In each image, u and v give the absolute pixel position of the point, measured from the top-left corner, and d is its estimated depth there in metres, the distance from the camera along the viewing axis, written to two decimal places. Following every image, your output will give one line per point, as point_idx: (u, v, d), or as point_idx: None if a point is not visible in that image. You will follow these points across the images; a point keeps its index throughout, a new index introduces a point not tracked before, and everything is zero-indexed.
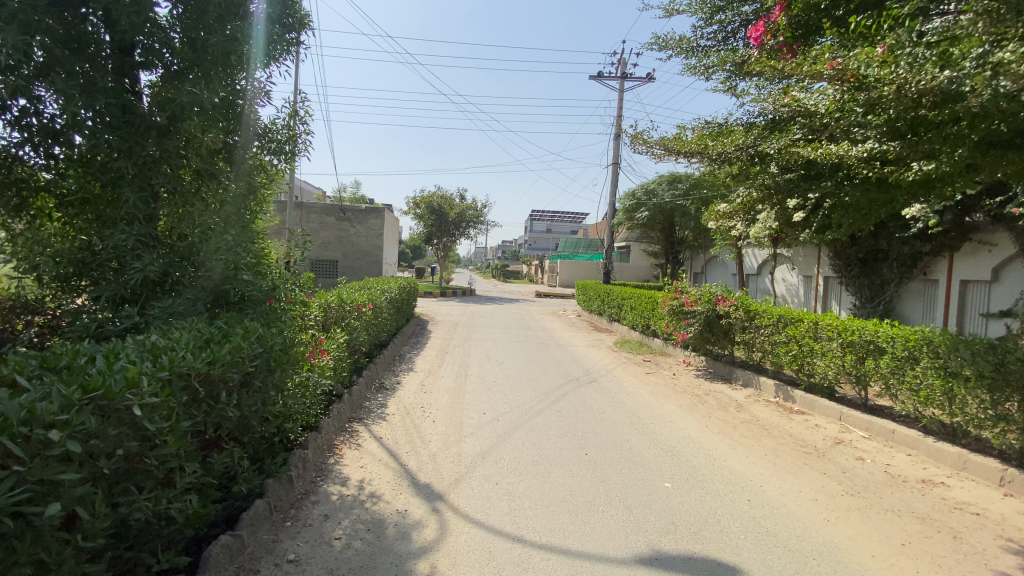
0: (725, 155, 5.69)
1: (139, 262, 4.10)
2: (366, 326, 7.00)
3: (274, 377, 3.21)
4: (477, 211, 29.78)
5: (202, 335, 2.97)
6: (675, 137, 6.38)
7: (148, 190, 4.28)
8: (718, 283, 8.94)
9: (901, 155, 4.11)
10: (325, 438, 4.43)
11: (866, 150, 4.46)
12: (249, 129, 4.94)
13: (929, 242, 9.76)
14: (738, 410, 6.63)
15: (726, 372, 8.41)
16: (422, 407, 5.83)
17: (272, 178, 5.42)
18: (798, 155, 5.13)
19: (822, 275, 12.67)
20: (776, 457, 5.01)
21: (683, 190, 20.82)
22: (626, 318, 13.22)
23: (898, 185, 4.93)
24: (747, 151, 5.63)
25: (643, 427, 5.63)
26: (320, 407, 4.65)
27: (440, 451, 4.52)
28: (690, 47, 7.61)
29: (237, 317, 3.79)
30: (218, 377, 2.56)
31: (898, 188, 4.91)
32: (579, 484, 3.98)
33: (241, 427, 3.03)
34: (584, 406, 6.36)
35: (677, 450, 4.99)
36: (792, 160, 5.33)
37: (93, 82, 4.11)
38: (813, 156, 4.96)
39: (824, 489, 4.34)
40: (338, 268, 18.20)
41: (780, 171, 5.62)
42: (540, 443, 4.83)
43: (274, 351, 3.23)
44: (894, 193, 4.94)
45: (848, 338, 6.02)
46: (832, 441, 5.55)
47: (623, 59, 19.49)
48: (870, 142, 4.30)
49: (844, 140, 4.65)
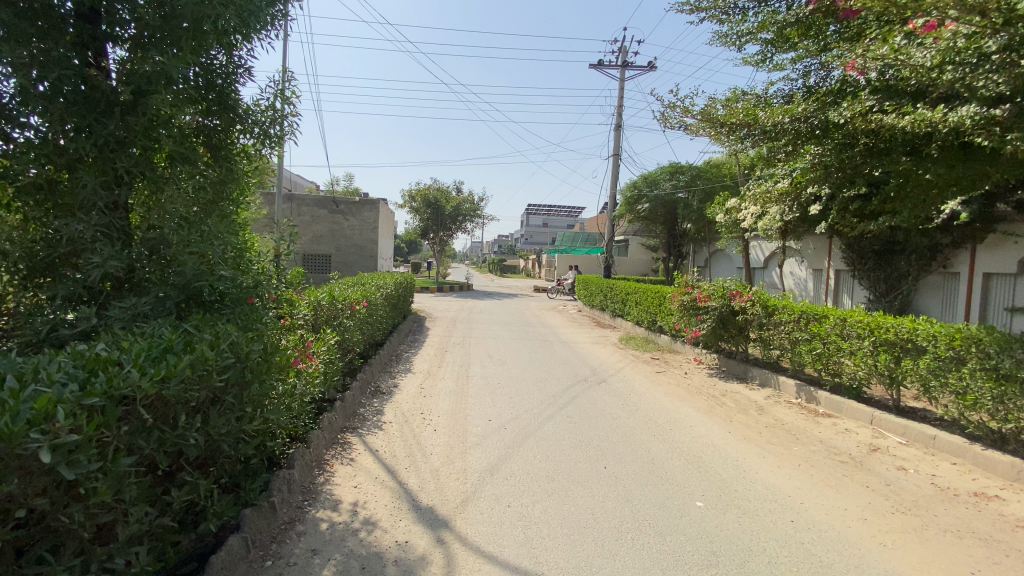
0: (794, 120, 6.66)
1: (98, 255, 3.55)
2: (360, 325, 6.50)
3: (251, 391, 2.73)
4: (474, 204, 29.08)
5: (160, 343, 2.48)
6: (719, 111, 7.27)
7: (111, 175, 3.76)
8: (732, 278, 8.48)
9: (1007, 120, 4.71)
10: (315, 453, 3.95)
11: (968, 118, 4.95)
12: (230, 110, 4.50)
13: (950, 233, 9.35)
14: (760, 413, 6.20)
15: (741, 371, 7.99)
16: (422, 414, 5.35)
17: (257, 165, 4.90)
18: (886, 122, 5.59)
19: (834, 268, 12.25)
20: (812, 468, 4.58)
21: (685, 182, 20.30)
22: (631, 313, 12.79)
23: (981, 161, 5.67)
24: (811, 121, 6.57)
25: (662, 434, 5.17)
26: (308, 418, 4.16)
27: (443, 466, 4.05)
28: (725, 8, 7.58)
29: (207, 318, 3.27)
30: (175, 398, 2.09)
31: (983, 164, 5.66)
32: (601, 505, 3.54)
33: (209, 452, 2.55)
34: (595, 410, 5.90)
35: (704, 460, 4.55)
36: (864, 126, 5.95)
37: (47, 53, 3.60)
38: (902, 122, 5.42)
39: (870, 507, 3.93)
40: (331, 263, 17.70)
41: (837, 147, 6.58)
42: (553, 455, 4.37)
43: (251, 361, 2.76)
44: (975, 169, 5.70)
45: (883, 336, 5.58)
46: (868, 449, 5.12)
47: (624, 47, 18.96)
48: (975, 107, 4.87)
49: (940, 108, 5.13)
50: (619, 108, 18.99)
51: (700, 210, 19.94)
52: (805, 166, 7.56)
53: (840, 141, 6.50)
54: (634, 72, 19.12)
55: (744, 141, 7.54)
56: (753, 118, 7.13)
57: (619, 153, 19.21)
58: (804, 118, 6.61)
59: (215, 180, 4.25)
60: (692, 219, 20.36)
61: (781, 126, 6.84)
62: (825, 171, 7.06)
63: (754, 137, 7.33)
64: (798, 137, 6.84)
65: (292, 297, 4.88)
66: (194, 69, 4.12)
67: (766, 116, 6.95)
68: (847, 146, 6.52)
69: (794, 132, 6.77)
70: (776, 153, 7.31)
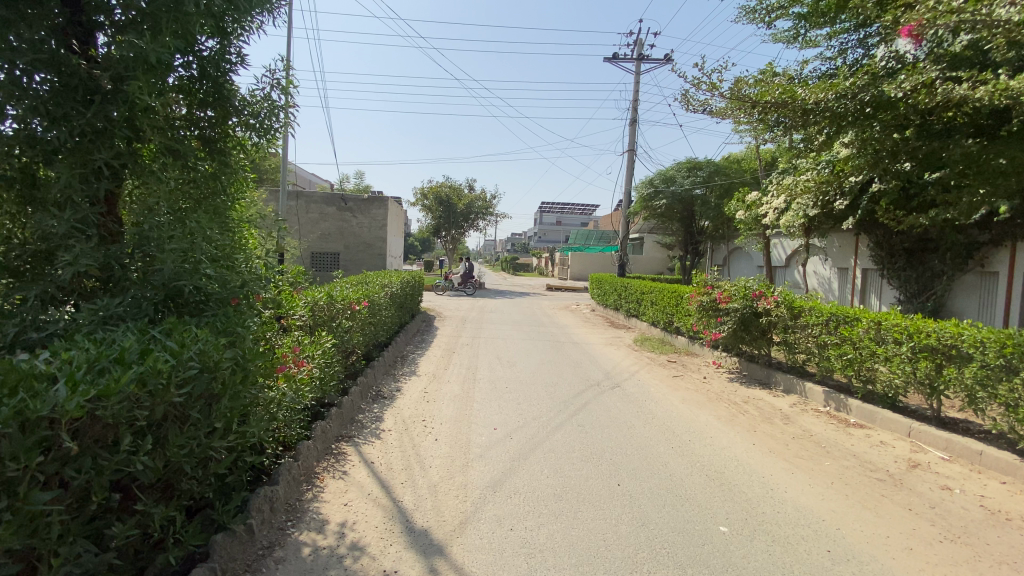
0: (838, 98, 6.18)
1: (68, 251, 3.25)
2: (361, 327, 6.21)
3: (221, 405, 2.45)
4: (485, 202, 28.73)
5: (114, 355, 2.17)
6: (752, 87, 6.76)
7: (89, 167, 3.46)
8: (754, 278, 8.03)
9: None
10: (304, 465, 3.66)
11: None
12: (226, 101, 4.19)
13: (988, 230, 8.87)
14: (785, 422, 5.78)
15: (764, 376, 7.56)
16: (424, 421, 5.05)
17: (255, 158, 4.62)
18: (960, 93, 5.30)
19: (860, 267, 11.72)
20: (848, 488, 4.16)
21: (703, 177, 19.57)
22: (647, 313, 12.37)
23: None
24: (856, 99, 6.11)
25: (681, 447, 4.80)
26: (298, 428, 3.88)
27: (441, 481, 3.73)
28: None
29: (182, 321, 2.98)
30: (116, 418, 1.87)
31: None
32: (614, 530, 3.20)
33: (169, 473, 2.28)
34: (607, 418, 5.55)
35: (730, 478, 4.16)
36: (928, 99, 5.61)
37: (19, 36, 3.29)
38: (980, 93, 5.13)
39: (918, 535, 3.52)
40: (340, 261, 17.53)
41: (889, 128, 6.17)
42: (563, 469, 4.03)
43: (222, 371, 2.46)
44: None
45: (922, 342, 5.14)
46: (906, 465, 4.70)
47: (639, 40, 18.50)
48: None
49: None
50: (635, 103, 18.54)
51: (717, 206, 19.30)
52: (840, 152, 7.08)
53: (891, 121, 6.10)
54: (649, 65, 18.60)
55: (773, 126, 7.00)
56: (789, 96, 6.49)
57: (634, 149, 18.71)
58: (850, 94, 6.13)
59: (202, 175, 3.98)
60: (709, 216, 19.80)
61: (817, 114, 6.42)
62: (873, 153, 6.56)
63: (784, 120, 6.76)
64: (837, 119, 6.35)
65: (288, 295, 4.74)
66: (178, 56, 3.86)
67: (806, 93, 6.38)
68: (898, 126, 6.12)
69: (834, 119, 6.33)
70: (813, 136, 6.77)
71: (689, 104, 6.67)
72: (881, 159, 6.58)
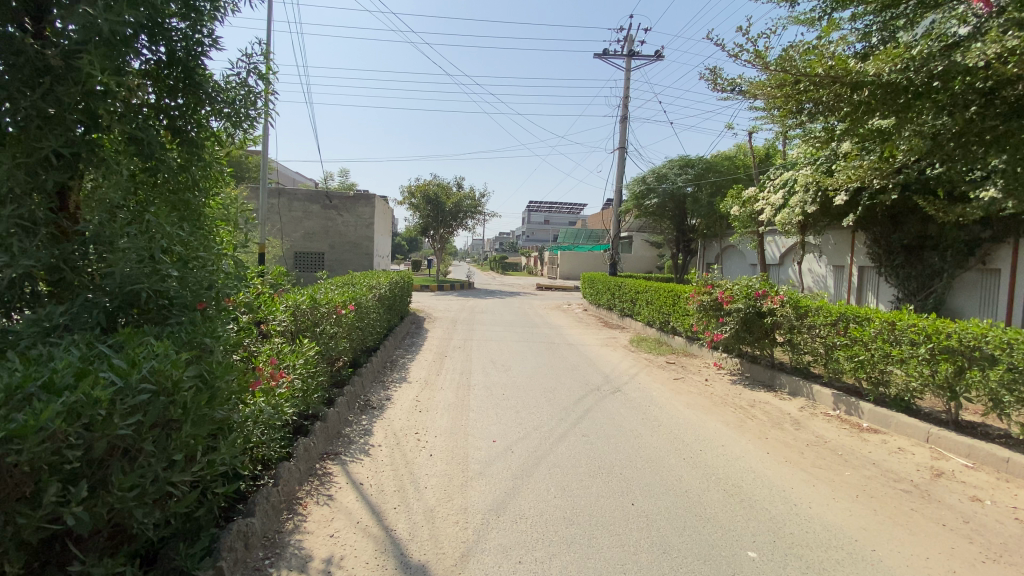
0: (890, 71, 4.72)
1: (6, 252, 2.78)
2: (347, 331, 5.79)
3: (182, 433, 2.06)
4: (474, 201, 28.31)
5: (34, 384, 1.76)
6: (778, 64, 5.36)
7: (37, 157, 2.97)
8: (756, 276, 7.77)
9: None
10: (284, 490, 3.27)
11: None
12: (197, 87, 3.71)
13: (990, 227, 8.76)
14: (796, 428, 5.50)
15: (768, 378, 7.30)
16: (416, 433, 4.68)
17: (232, 150, 4.16)
18: None
19: (856, 265, 11.59)
20: (876, 502, 3.88)
21: (694, 175, 19.44)
22: (641, 313, 12.09)
23: None
24: (915, 71, 4.63)
25: (694, 458, 4.48)
26: (277, 446, 3.47)
27: (438, 505, 3.37)
28: None
29: (137, 332, 2.59)
30: (34, 464, 1.64)
31: None
32: (635, 560, 2.87)
33: (116, 517, 1.92)
34: (613, 426, 5.22)
35: (750, 493, 3.85)
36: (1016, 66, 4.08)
37: None
38: None
39: (958, 555, 3.24)
40: (324, 261, 17.02)
41: (942, 112, 4.74)
42: (570, 487, 3.70)
43: (184, 393, 2.06)
44: None
45: (943, 343, 4.91)
46: (930, 474, 4.44)
47: (630, 36, 18.29)
48: None
49: None
50: (626, 99, 18.32)
51: (709, 203, 19.11)
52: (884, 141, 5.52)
53: (948, 104, 4.66)
54: (640, 62, 18.35)
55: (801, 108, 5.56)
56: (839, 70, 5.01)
57: (625, 146, 18.44)
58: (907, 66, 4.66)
59: (171, 166, 3.50)
60: (700, 214, 19.61)
61: (860, 98, 4.96)
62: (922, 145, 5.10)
63: (822, 101, 5.29)
64: (885, 100, 4.82)
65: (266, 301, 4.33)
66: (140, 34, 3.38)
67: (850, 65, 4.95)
68: (961, 109, 4.61)
69: (882, 105, 4.85)
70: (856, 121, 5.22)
71: (717, 85, 5.89)
72: (938, 149, 5.04)
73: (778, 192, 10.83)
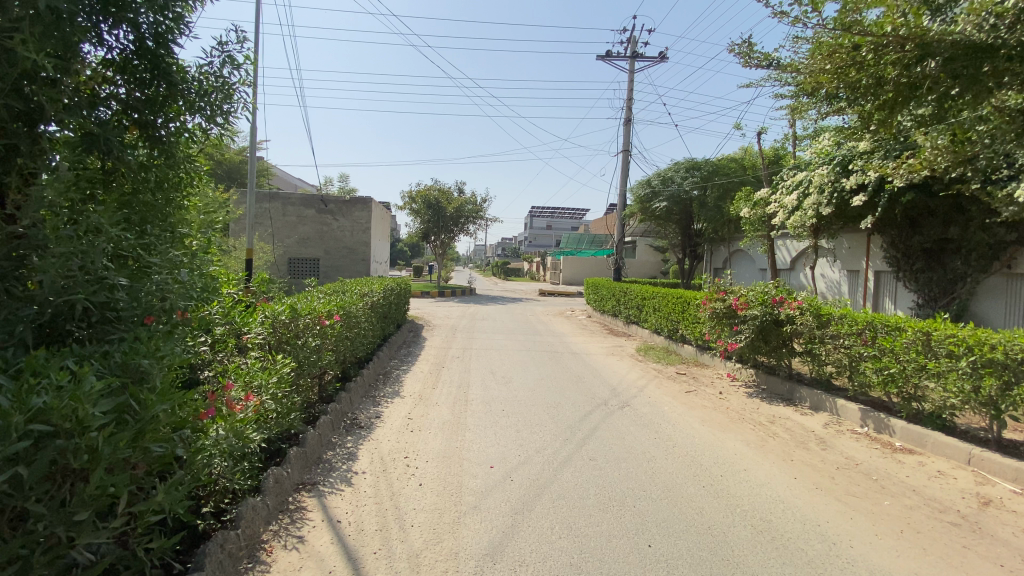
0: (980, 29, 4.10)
1: None
2: (334, 343, 5.34)
3: (90, 484, 1.64)
4: (476, 206, 28.05)
5: None
6: (835, 30, 4.80)
7: None
8: (773, 281, 7.29)
9: None
10: (247, 533, 2.82)
11: None
12: (167, 79, 3.07)
13: (1016, 229, 8.22)
14: (823, 448, 5.03)
15: (787, 392, 6.82)
16: (405, 457, 4.24)
17: (209, 147, 3.61)
18: None
19: (873, 269, 11.12)
20: (924, 539, 3.41)
21: (700, 177, 19.03)
22: (649, 321, 11.63)
23: None
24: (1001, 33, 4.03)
25: (714, 486, 4.01)
26: (243, 479, 3.04)
27: (425, 549, 2.92)
28: None
29: (57, 353, 2.15)
30: None
31: None
32: None
33: None
34: (624, 448, 4.75)
35: (781, 531, 3.37)
36: None
37: None
38: None
39: None
40: (320, 267, 16.63)
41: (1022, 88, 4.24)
42: (576, 525, 3.25)
43: (92, 435, 1.64)
44: None
45: (987, 356, 4.45)
46: (977, 503, 3.97)
47: (634, 37, 17.95)
48: None
49: None
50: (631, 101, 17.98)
51: (716, 207, 18.71)
52: (951, 118, 4.96)
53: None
54: (644, 64, 18.01)
55: (845, 85, 5.07)
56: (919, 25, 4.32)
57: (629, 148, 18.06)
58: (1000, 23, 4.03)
59: (132, 165, 2.95)
60: (707, 217, 19.18)
61: (924, 70, 4.41)
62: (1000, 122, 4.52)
63: (876, 75, 4.79)
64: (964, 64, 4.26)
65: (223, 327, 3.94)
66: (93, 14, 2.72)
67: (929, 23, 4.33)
68: None
69: (953, 77, 4.32)
70: (919, 93, 4.68)
71: (749, 60, 5.46)
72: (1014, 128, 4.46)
73: (792, 193, 10.32)
